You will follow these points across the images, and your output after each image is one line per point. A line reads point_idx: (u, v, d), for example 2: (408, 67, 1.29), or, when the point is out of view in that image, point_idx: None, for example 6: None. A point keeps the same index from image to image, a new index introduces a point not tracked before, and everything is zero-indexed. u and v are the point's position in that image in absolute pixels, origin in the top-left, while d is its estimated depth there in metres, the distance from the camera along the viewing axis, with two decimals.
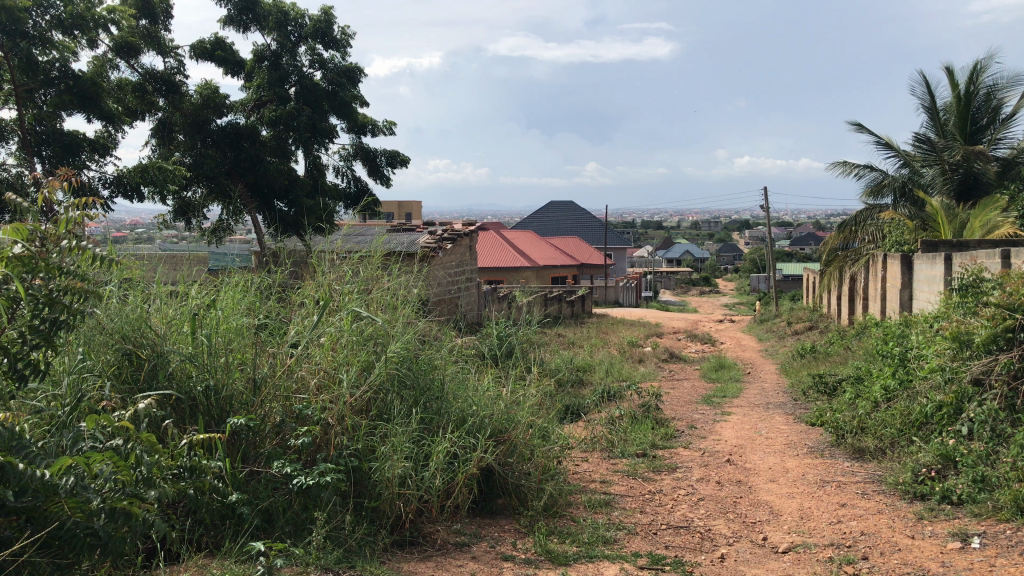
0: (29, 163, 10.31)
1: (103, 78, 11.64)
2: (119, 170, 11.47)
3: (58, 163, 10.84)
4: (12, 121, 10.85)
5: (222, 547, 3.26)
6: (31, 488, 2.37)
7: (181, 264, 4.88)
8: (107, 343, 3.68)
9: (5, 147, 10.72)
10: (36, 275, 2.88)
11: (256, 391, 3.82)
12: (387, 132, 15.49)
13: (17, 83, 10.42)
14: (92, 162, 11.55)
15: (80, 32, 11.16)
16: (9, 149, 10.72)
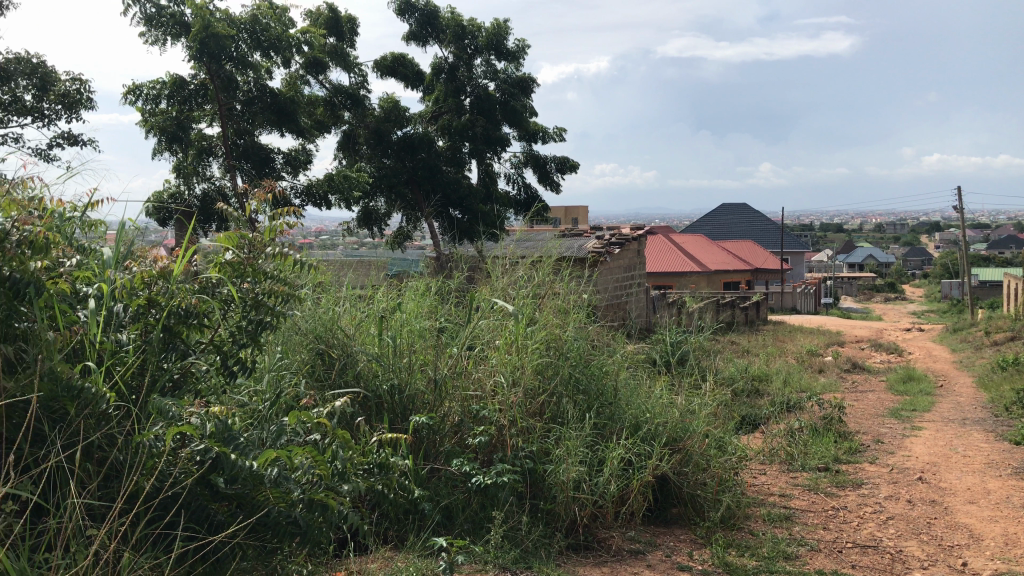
0: (230, 175, 11.23)
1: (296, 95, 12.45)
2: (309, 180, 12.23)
3: (256, 175, 11.76)
4: (217, 137, 11.85)
5: (406, 541, 3.39)
6: (241, 477, 2.56)
7: (367, 269, 5.14)
8: (302, 343, 3.94)
9: (213, 162, 11.71)
10: (244, 279, 3.16)
11: (436, 392, 3.97)
12: (557, 139, 15.62)
13: (222, 102, 11.34)
14: (285, 174, 12.41)
15: (276, 53, 11.90)
16: (215, 164, 11.72)
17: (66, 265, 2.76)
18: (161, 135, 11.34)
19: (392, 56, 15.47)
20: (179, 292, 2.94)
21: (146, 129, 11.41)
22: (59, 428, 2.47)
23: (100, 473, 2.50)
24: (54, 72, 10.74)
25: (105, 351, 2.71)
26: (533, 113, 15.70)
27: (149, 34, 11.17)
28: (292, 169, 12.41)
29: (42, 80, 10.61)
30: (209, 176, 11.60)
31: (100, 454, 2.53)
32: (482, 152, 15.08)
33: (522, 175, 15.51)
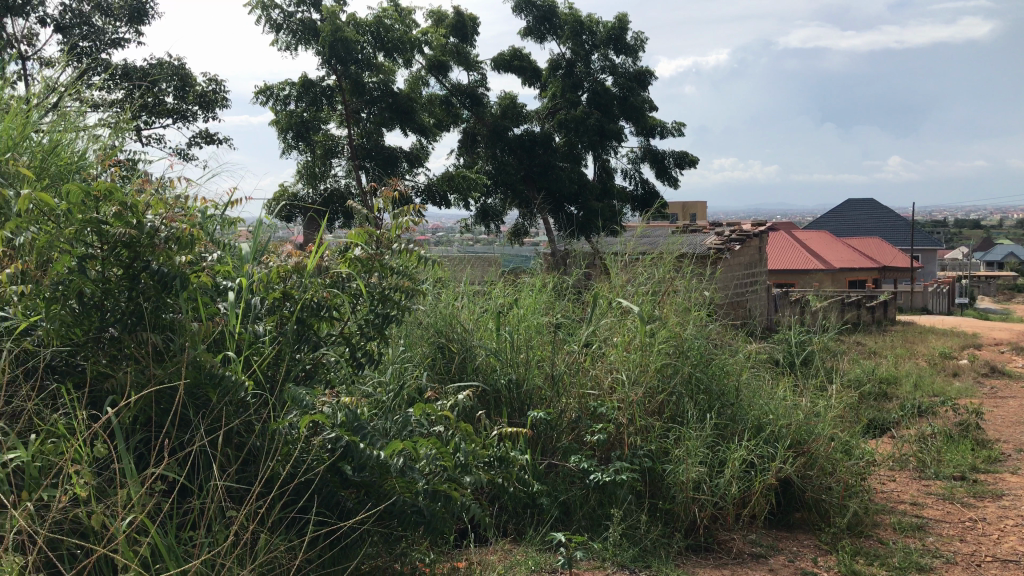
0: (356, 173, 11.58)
1: (417, 95, 12.73)
2: (430, 179, 12.47)
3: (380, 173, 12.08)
4: (342, 138, 12.23)
5: (525, 534, 3.42)
6: (368, 466, 2.63)
7: (484, 266, 5.22)
8: (424, 337, 4.00)
9: (339, 161, 12.11)
10: (372, 274, 3.24)
11: (554, 387, 3.99)
12: (675, 134, 15.39)
13: (348, 103, 11.71)
14: (407, 172, 12.70)
15: (399, 55, 12.21)
16: (340, 163, 12.12)
17: (208, 260, 2.91)
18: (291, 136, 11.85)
19: (509, 54, 15.64)
20: (311, 286, 3.06)
21: (276, 129, 11.95)
22: (203, 414, 2.61)
23: (239, 459, 2.62)
24: (192, 72, 11.36)
25: (244, 342, 2.85)
26: (651, 108, 15.53)
27: (280, 39, 11.66)
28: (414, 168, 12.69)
29: (182, 80, 11.24)
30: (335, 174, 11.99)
31: (238, 439, 2.65)
32: (599, 147, 15.03)
33: (638, 171, 15.36)
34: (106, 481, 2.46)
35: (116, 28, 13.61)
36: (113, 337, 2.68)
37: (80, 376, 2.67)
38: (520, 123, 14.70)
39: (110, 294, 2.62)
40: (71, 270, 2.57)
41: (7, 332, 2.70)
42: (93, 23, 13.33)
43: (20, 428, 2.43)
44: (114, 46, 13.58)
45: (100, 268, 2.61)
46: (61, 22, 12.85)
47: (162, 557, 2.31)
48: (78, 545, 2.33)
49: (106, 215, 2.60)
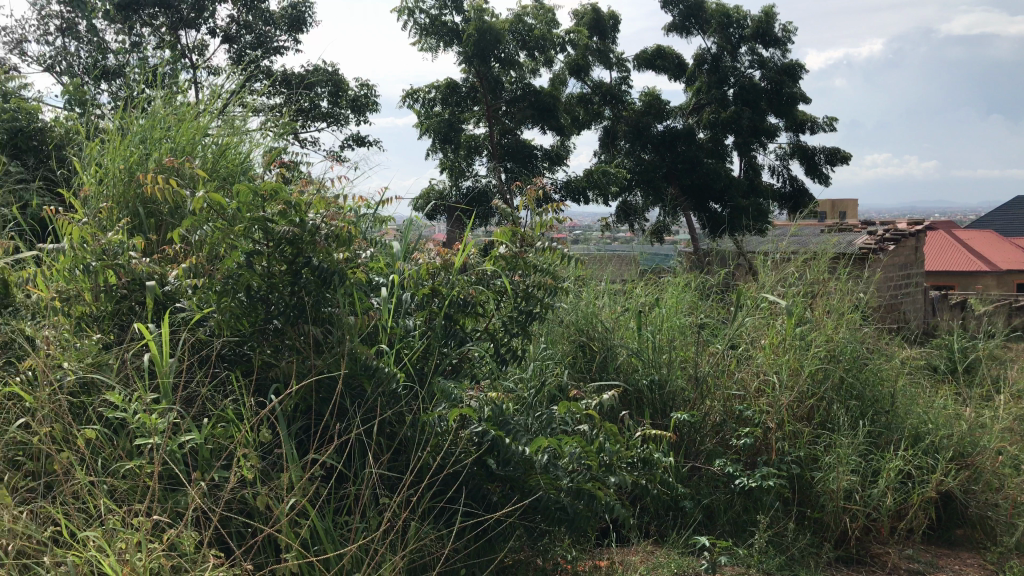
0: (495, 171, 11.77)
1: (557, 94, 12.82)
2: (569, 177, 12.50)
3: (519, 171, 12.22)
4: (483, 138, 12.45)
5: (667, 537, 3.39)
6: (514, 461, 2.67)
7: (625, 265, 5.20)
8: (565, 335, 4.05)
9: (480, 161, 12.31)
10: (517, 272, 3.26)
11: (698, 390, 3.92)
12: (826, 129, 14.80)
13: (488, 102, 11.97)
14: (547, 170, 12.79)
15: (540, 53, 12.35)
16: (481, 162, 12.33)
17: (363, 257, 3.02)
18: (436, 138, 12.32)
19: (652, 51, 15.56)
20: (459, 283, 3.13)
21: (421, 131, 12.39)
22: (358, 404, 2.73)
23: (392, 448, 2.72)
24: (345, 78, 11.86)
25: (396, 336, 2.95)
26: (800, 102, 14.99)
27: (425, 42, 12.04)
28: (553, 167, 12.77)
29: (336, 85, 11.74)
30: (475, 173, 12.19)
31: (391, 429, 2.75)
32: (745, 143, 14.66)
33: (784, 168, 14.87)
34: (270, 464, 2.61)
35: (277, 36, 14.40)
36: (276, 329, 2.83)
37: (246, 366, 2.84)
38: (665, 120, 14.63)
39: (275, 288, 2.76)
40: (240, 265, 2.73)
41: (183, 323, 2.91)
42: (255, 32, 14.14)
43: (194, 412, 2.61)
44: (275, 53, 14.37)
45: (266, 263, 2.77)
46: (229, 32, 13.71)
47: (320, 540, 2.43)
48: (245, 524, 2.48)
49: (271, 213, 2.75)
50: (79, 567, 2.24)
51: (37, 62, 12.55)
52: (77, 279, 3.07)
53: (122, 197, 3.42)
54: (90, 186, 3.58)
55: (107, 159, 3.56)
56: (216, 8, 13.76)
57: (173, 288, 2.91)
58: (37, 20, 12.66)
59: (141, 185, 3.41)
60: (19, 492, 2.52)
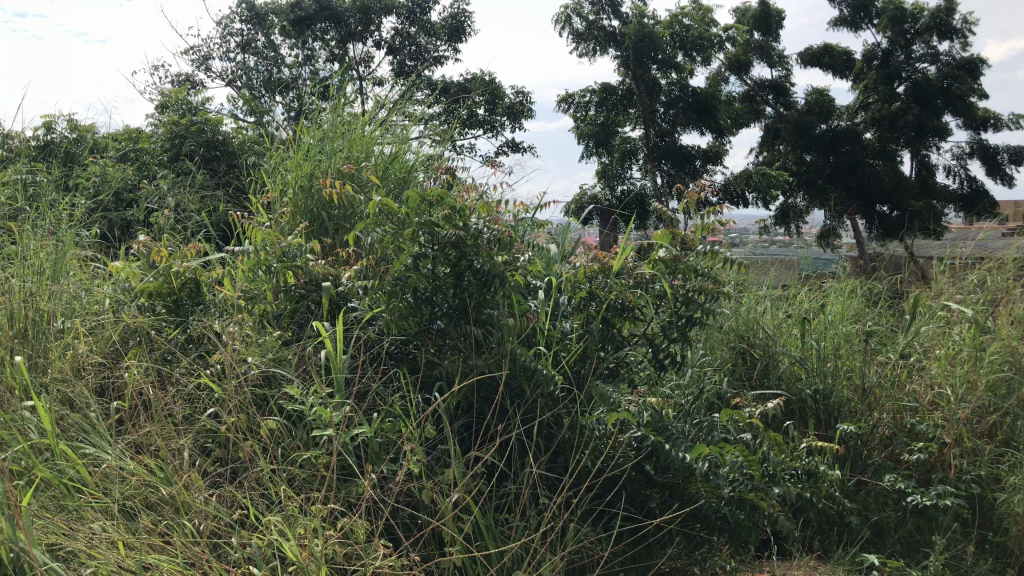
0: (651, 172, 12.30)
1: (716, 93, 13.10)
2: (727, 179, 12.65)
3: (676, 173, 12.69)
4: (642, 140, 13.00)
5: (831, 553, 3.26)
6: (673, 468, 2.64)
7: (788, 271, 5.07)
8: (724, 340, 3.99)
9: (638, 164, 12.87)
10: (676, 275, 3.17)
11: (865, 401, 3.76)
12: (1010, 126, 13.78)
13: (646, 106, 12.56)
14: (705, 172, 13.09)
15: (699, 54, 12.72)
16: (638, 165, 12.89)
17: (523, 260, 3.08)
18: (594, 141, 13.04)
19: (818, 48, 15.06)
20: (617, 286, 3.10)
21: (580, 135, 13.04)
22: (518, 404, 2.78)
23: (550, 450, 2.76)
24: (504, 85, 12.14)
25: (554, 339, 2.99)
26: (980, 98, 14.02)
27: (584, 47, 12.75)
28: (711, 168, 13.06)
29: (492, 93, 12.02)
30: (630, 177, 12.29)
31: (549, 431, 2.79)
32: (916, 142, 13.89)
33: (961, 167, 13.95)
34: (434, 460, 2.71)
35: (437, 46, 14.88)
36: (440, 329, 2.95)
37: (412, 364, 2.96)
38: (830, 120, 14.08)
39: (439, 289, 2.87)
40: (407, 267, 2.88)
41: (355, 321, 3.07)
42: (417, 42, 14.68)
43: (365, 407, 2.75)
44: (435, 62, 14.87)
45: (431, 266, 2.88)
46: (394, 44, 14.28)
47: (482, 536, 2.49)
48: (411, 517, 2.58)
49: (437, 217, 2.85)
50: (262, 549, 2.41)
51: (222, 78, 13.57)
52: (259, 280, 3.30)
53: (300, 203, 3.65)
54: (273, 193, 3.85)
55: (289, 168, 3.83)
56: (381, 21, 14.38)
57: (347, 288, 3.10)
58: (221, 38, 13.67)
59: (317, 192, 3.63)
60: (210, 476, 2.73)
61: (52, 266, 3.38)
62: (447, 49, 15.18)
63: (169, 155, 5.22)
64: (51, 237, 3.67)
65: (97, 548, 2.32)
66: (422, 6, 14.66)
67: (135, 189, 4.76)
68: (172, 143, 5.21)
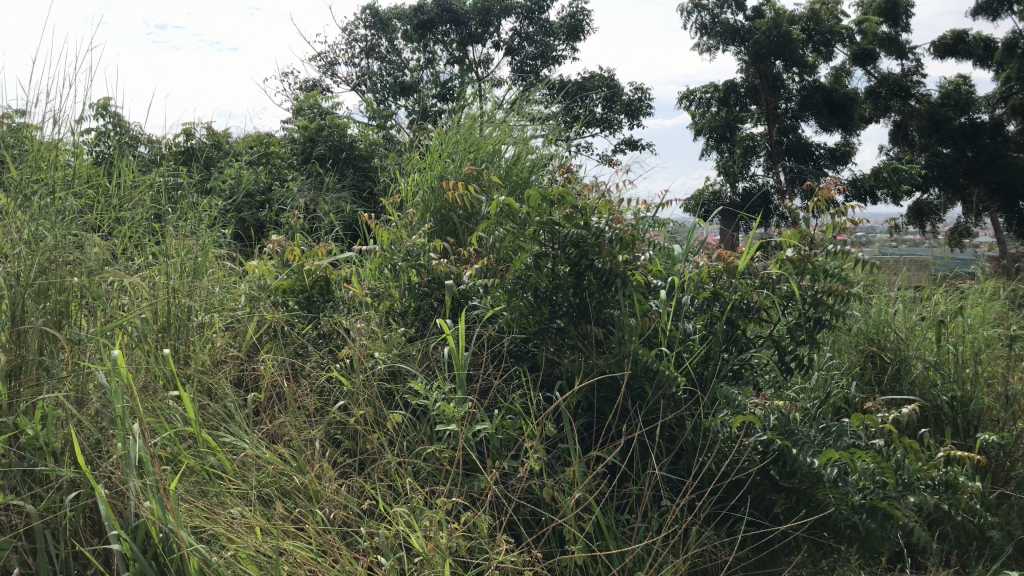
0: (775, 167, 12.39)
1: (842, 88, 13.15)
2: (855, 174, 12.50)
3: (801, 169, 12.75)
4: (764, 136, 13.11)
5: (970, 568, 3.09)
6: (801, 473, 2.57)
7: (921, 271, 4.85)
8: (852, 343, 3.86)
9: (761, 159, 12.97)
10: (804, 276, 3.07)
11: (1008, 410, 3.55)
12: None
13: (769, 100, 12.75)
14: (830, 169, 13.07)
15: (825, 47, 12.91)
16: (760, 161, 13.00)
17: (644, 260, 3.06)
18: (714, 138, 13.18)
19: (954, 36, 14.30)
20: (742, 287, 3.04)
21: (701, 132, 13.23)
22: (640, 405, 2.77)
23: (672, 452, 2.73)
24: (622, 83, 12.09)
25: (676, 339, 2.96)
26: None
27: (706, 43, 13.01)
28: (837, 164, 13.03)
29: (611, 91, 12.00)
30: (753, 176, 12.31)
31: (671, 433, 2.77)
32: None
33: None
34: (555, 458, 2.73)
35: (555, 46, 14.95)
36: (560, 328, 2.96)
37: (533, 362, 2.99)
38: (967, 113, 13.36)
39: (560, 289, 2.89)
40: (529, 266, 2.91)
41: (477, 319, 3.13)
42: (535, 43, 14.79)
43: (488, 404, 2.79)
44: (552, 62, 14.94)
45: (552, 265, 2.90)
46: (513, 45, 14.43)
47: (604, 535, 2.49)
48: (533, 514, 2.61)
49: (559, 217, 2.87)
50: (390, 539, 2.48)
51: (347, 83, 14.05)
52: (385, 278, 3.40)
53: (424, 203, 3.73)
54: (399, 194, 3.97)
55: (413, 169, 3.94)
56: (501, 23, 14.57)
57: (469, 286, 3.16)
58: (346, 44, 14.15)
59: (441, 192, 3.72)
60: (340, 466, 2.84)
61: (195, 263, 3.57)
62: (565, 48, 15.24)
63: (300, 157, 5.45)
64: (194, 236, 3.89)
65: (237, 532, 2.44)
66: (541, 7, 14.75)
67: (268, 190, 4.99)
68: (302, 146, 5.44)
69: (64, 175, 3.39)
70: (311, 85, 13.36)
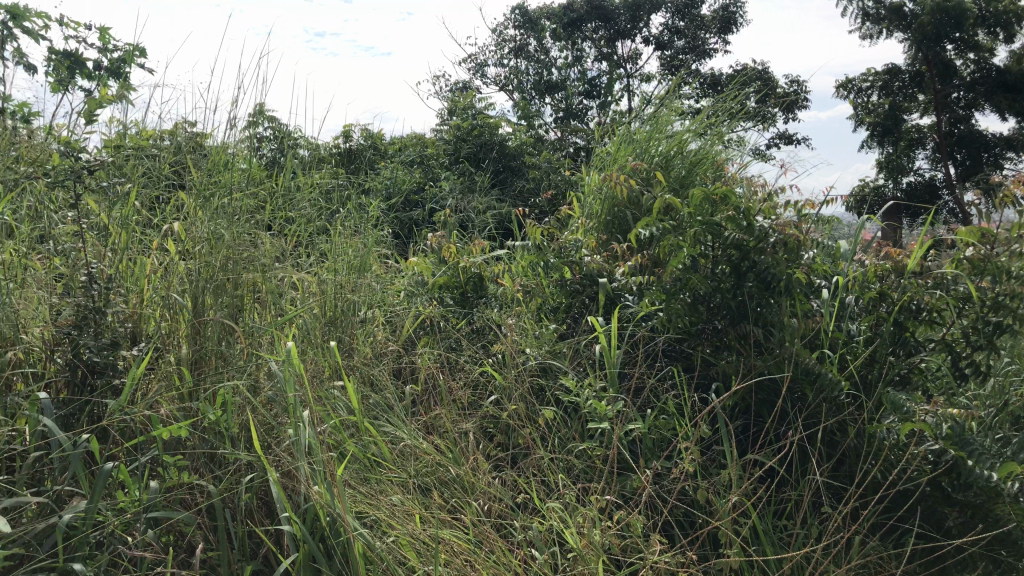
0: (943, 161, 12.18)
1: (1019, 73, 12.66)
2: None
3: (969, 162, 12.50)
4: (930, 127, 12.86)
5: None
6: (978, 486, 2.40)
7: None
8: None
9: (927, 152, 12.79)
10: (985, 277, 2.82)
11: None
12: None
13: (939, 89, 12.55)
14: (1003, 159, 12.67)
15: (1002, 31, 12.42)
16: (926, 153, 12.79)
17: (806, 259, 2.97)
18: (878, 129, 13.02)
19: None
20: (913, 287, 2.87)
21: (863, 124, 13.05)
22: (801, 409, 2.69)
23: (834, 458, 2.63)
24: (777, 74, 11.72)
25: (839, 341, 2.84)
26: None
27: (869, 32, 12.69)
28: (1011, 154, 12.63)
29: (766, 83, 11.65)
30: (917, 169, 11.94)
31: (833, 439, 2.67)
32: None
33: None
34: (710, 459, 2.70)
35: (707, 39, 14.67)
36: (716, 329, 2.91)
37: (687, 362, 2.96)
38: None
39: (717, 288, 2.85)
40: (686, 267, 2.88)
41: (630, 318, 3.13)
42: (685, 37, 14.56)
43: (641, 403, 2.78)
44: (703, 56, 14.66)
45: (711, 266, 2.88)
46: (663, 39, 14.24)
47: (761, 541, 2.44)
48: (687, 516, 2.59)
49: (720, 218, 2.84)
50: (543, 534, 2.52)
51: (496, 82, 14.30)
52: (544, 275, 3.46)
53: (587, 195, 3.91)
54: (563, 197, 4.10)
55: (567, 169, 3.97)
56: (651, 18, 14.43)
57: (621, 284, 3.16)
58: (496, 44, 14.38)
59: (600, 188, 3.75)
60: (493, 459, 2.91)
61: (356, 259, 3.74)
62: (717, 41, 14.92)
63: (452, 156, 5.60)
64: (355, 233, 4.07)
65: (397, 519, 2.54)
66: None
67: (422, 189, 5.15)
68: (456, 145, 5.59)
69: (240, 175, 3.61)
70: (462, 87, 13.69)
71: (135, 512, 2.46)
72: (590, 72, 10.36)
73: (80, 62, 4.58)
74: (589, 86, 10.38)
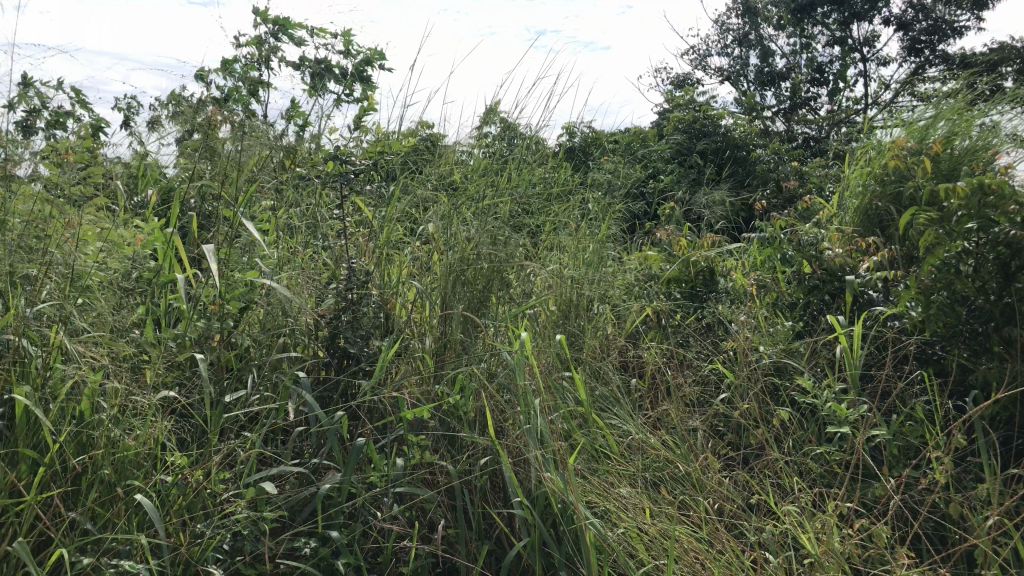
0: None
1: None
2: None
3: None
4: None
5: None
6: None
7: None
8: None
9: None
10: None
11: None
12: None
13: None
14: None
15: None
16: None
17: None
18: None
19: None
20: None
21: None
22: None
23: None
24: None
25: None
26: None
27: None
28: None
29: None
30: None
31: None
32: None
33: None
34: (965, 472, 2.51)
35: (956, 16, 13.51)
36: (976, 332, 2.70)
37: (940, 367, 2.76)
38: None
39: (977, 287, 2.63)
40: (944, 265, 2.69)
41: (875, 318, 2.98)
42: (929, 15, 13.50)
43: (887, 408, 2.64)
44: (951, 35, 13.53)
45: (973, 264, 2.68)
46: (901, 20, 13.31)
47: None
48: (938, 529, 2.42)
49: (988, 212, 2.64)
50: (777, 536, 2.45)
51: (719, 73, 14.02)
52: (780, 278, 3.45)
53: (845, 191, 3.82)
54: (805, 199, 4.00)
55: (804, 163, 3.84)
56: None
57: (865, 281, 3.03)
58: (719, 34, 14.05)
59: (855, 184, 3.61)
60: (723, 458, 2.87)
61: (584, 255, 3.82)
62: (967, 19, 13.72)
63: (677, 150, 5.57)
64: (583, 227, 4.15)
65: (627, 512, 2.54)
66: None
67: (647, 183, 5.16)
68: (682, 140, 5.55)
69: (475, 173, 3.79)
70: (683, 79, 13.51)
71: (382, 485, 2.64)
72: (821, 58, 9.91)
73: (330, 69, 4.96)
74: (818, 73, 9.95)
